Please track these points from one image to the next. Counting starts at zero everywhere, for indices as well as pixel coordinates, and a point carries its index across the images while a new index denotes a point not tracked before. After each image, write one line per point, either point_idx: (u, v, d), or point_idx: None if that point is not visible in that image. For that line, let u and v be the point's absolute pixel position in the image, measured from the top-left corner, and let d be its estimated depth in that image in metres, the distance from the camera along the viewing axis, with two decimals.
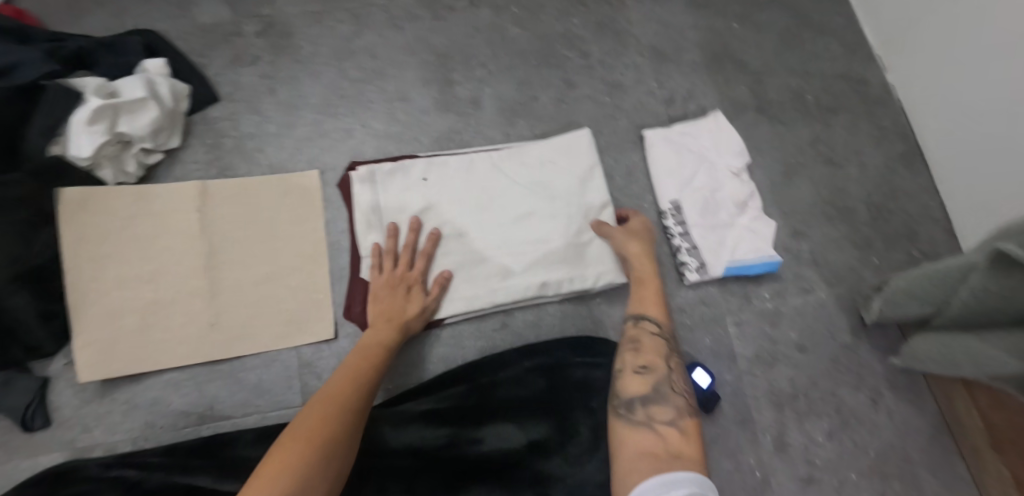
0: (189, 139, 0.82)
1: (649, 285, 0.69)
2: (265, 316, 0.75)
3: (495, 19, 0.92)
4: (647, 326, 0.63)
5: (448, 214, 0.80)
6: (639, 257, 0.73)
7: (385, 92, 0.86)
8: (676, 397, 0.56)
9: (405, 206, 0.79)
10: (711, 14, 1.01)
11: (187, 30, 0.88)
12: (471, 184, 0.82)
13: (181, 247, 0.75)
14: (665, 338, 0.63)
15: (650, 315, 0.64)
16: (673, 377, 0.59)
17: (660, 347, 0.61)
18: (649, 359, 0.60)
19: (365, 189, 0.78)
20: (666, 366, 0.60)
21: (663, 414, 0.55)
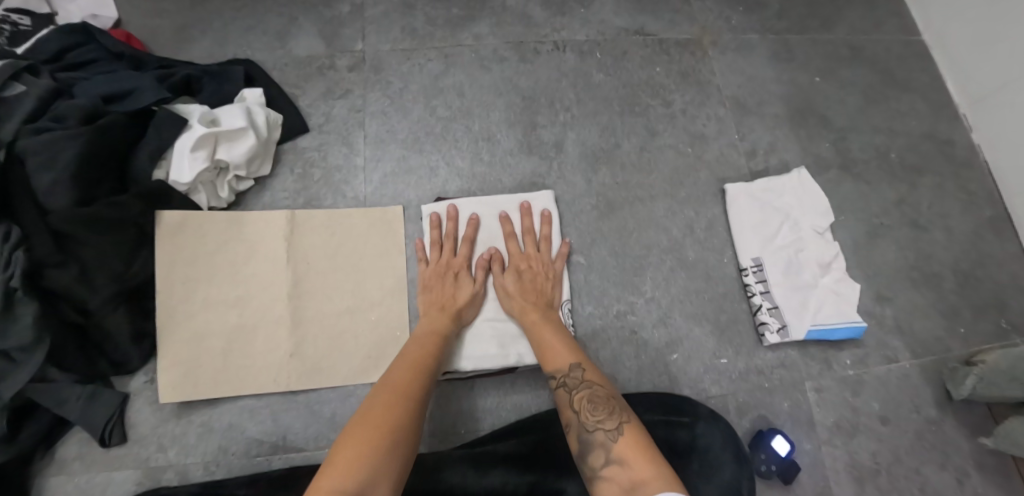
0: (278, 168, 0.84)
1: (545, 339, 0.68)
2: (344, 349, 0.76)
3: (579, 64, 0.94)
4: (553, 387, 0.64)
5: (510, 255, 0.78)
6: (522, 311, 0.72)
7: (471, 132, 0.88)
8: (595, 434, 0.56)
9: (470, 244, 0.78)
10: (794, 67, 1.01)
11: (284, 62, 0.91)
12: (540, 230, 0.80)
13: (269, 274, 0.77)
14: (567, 387, 0.63)
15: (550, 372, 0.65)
16: (584, 414, 0.59)
17: (567, 401, 0.61)
18: (567, 416, 0.61)
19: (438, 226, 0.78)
20: (574, 411, 0.60)
21: (599, 459, 0.54)
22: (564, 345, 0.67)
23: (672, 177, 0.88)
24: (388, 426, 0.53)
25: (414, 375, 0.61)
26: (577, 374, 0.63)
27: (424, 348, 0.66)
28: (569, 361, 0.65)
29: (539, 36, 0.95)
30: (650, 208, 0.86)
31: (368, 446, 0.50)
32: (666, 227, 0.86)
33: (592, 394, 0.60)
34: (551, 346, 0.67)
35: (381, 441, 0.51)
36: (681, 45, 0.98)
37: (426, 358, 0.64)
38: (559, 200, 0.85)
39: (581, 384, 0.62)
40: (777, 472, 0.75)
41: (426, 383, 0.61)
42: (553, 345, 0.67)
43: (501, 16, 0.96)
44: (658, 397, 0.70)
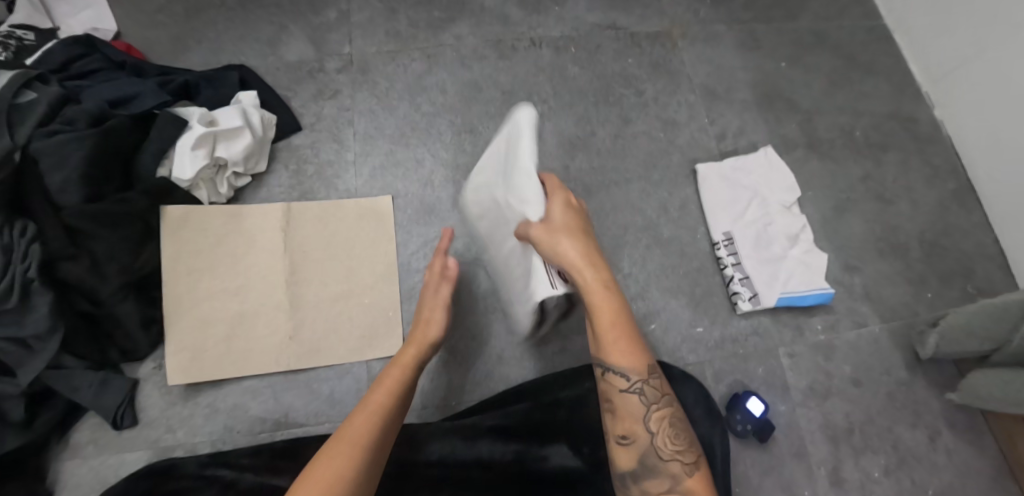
0: (273, 165, 0.89)
1: (602, 311, 0.57)
2: (340, 330, 0.80)
3: (555, 59, 1.00)
4: (620, 387, 0.56)
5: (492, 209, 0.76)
6: (576, 269, 0.58)
7: (455, 126, 0.93)
8: (669, 464, 0.54)
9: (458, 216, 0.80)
10: (760, 55, 1.06)
11: (276, 67, 0.96)
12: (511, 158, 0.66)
13: (267, 263, 0.82)
14: (642, 397, 0.56)
15: (617, 370, 0.56)
16: (659, 438, 0.55)
17: (638, 414, 0.56)
18: (631, 427, 0.56)
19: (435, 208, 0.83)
20: (648, 429, 0.56)
21: (660, 487, 0.54)
22: (622, 331, 0.57)
23: (646, 161, 0.93)
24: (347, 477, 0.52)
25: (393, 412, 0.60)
26: (653, 382, 0.56)
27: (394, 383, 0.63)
28: (645, 367, 0.56)
29: (517, 34, 1.01)
30: (626, 190, 0.91)
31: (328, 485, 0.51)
32: (642, 208, 0.90)
33: (667, 415, 0.56)
34: (618, 336, 0.57)
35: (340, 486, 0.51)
36: (652, 37, 1.04)
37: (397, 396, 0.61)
38: None
39: (659, 398, 0.56)
40: (752, 432, 0.79)
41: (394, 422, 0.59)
42: (619, 333, 0.57)
43: (480, 17, 1.01)
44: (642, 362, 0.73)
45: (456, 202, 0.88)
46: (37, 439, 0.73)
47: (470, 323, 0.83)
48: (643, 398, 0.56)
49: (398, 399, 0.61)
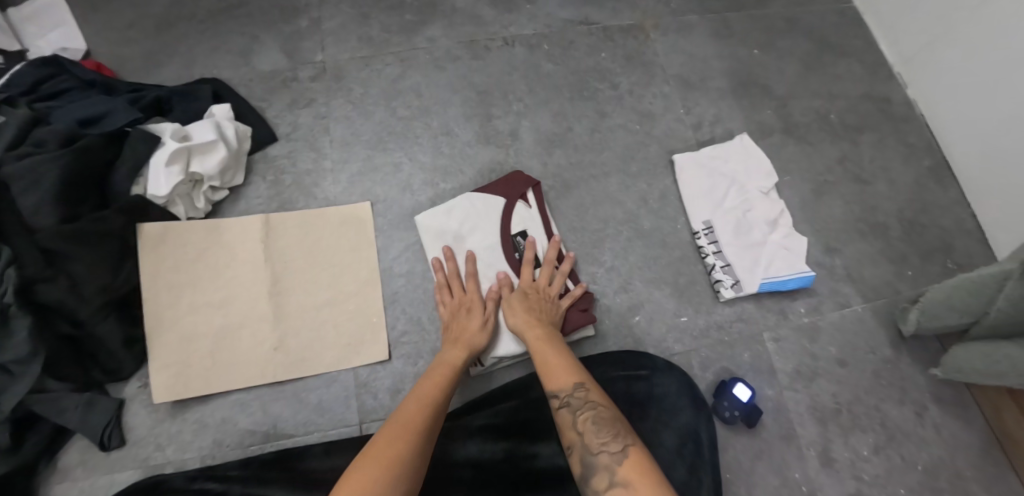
0: (250, 177, 0.89)
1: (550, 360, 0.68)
2: (325, 339, 0.80)
3: (530, 57, 1.00)
4: (553, 407, 0.64)
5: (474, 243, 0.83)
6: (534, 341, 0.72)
7: (431, 128, 0.93)
8: (601, 457, 0.56)
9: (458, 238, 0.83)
10: (733, 43, 1.06)
11: (249, 78, 0.96)
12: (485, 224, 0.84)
13: (249, 275, 0.81)
14: (569, 407, 0.62)
15: (548, 393, 0.65)
16: (588, 436, 0.59)
17: (569, 421, 0.61)
18: (567, 437, 0.61)
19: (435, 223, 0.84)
20: (578, 433, 0.60)
21: (604, 483, 0.55)
22: (563, 365, 0.67)
23: (624, 154, 0.94)
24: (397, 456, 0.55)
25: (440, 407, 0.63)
26: (580, 393, 0.63)
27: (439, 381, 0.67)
28: (571, 381, 0.64)
29: (490, 34, 1.01)
30: (605, 185, 0.91)
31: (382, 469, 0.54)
32: (621, 201, 0.91)
33: (595, 414, 0.60)
34: (551, 367, 0.67)
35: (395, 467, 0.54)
36: (625, 30, 1.04)
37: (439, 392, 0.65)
38: None
39: (585, 404, 0.62)
40: (741, 418, 0.80)
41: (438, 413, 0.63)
42: (554, 365, 0.67)
43: (452, 18, 1.02)
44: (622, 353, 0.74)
45: (436, 204, 0.88)
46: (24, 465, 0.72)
47: None
48: (571, 407, 0.62)
49: (442, 396, 0.65)
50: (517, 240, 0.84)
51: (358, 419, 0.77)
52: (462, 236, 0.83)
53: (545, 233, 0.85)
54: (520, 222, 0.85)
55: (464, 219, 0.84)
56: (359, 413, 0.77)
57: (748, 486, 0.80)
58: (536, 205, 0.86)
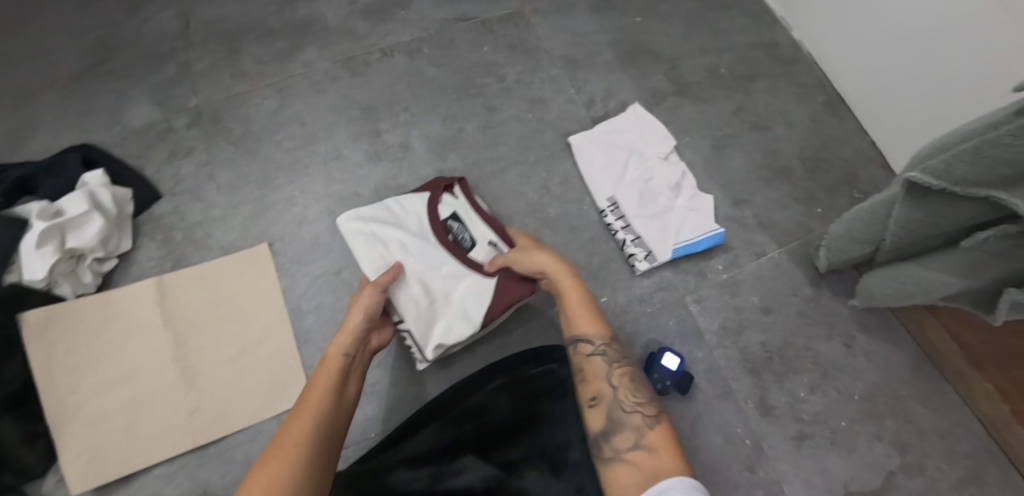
0: (139, 240, 0.85)
1: (580, 301, 0.64)
2: (243, 393, 0.77)
3: (410, 63, 0.97)
4: (585, 352, 0.61)
5: (405, 238, 0.75)
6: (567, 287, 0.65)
7: (319, 154, 0.90)
8: (632, 416, 0.55)
9: (384, 237, 0.75)
10: (614, 14, 1.05)
11: (122, 137, 0.92)
12: (412, 219, 0.77)
13: (150, 343, 0.78)
14: (607, 358, 0.61)
15: (583, 335, 0.61)
16: (623, 393, 0.58)
17: (603, 371, 0.59)
18: (598, 388, 0.59)
19: (359, 230, 0.75)
20: (613, 388, 0.58)
21: (627, 442, 0.53)
22: (590, 311, 0.63)
23: (519, 145, 0.93)
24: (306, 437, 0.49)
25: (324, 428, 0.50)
26: (614, 348, 0.62)
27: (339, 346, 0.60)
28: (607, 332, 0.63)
29: (366, 48, 0.98)
30: (504, 180, 0.90)
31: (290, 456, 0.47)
32: (524, 193, 0.90)
33: (631, 377, 0.60)
34: (584, 310, 0.64)
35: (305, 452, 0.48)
36: (504, 20, 1.03)
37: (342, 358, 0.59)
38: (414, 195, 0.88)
39: (620, 361, 0.61)
40: (673, 386, 0.80)
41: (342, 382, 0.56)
42: (583, 309, 0.63)
43: (326, 38, 0.99)
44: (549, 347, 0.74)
45: (335, 232, 0.85)
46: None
47: None
48: (607, 358, 0.60)
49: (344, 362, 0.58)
50: (448, 224, 0.78)
51: None
52: (390, 227, 0.75)
53: (476, 214, 0.79)
54: (449, 208, 0.79)
55: (388, 212, 0.77)
56: None
57: (693, 451, 0.80)
58: (463, 195, 0.81)
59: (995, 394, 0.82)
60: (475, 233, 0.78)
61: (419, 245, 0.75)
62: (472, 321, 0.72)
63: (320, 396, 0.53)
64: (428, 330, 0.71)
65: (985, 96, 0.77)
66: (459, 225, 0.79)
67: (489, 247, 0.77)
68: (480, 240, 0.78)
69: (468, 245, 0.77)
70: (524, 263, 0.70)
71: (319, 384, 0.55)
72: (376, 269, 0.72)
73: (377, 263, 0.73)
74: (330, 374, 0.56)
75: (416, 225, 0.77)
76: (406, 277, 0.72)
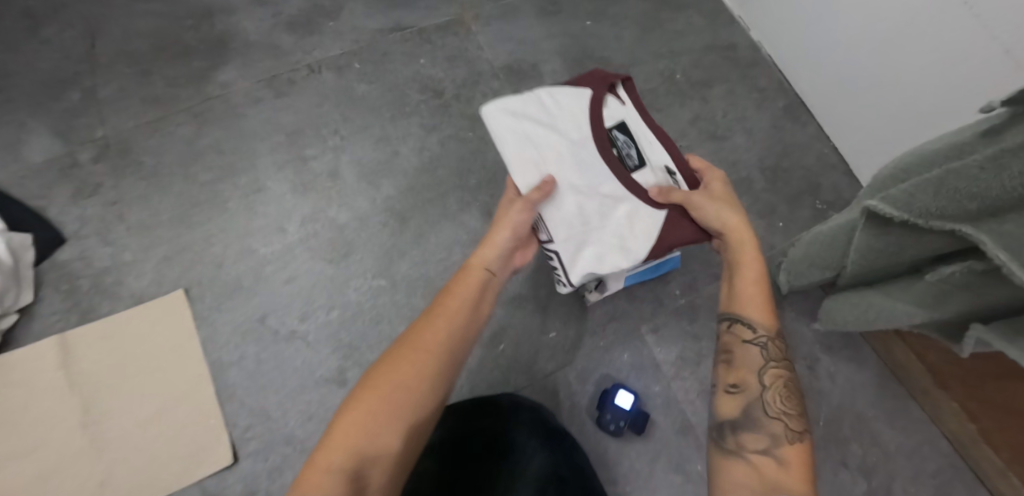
0: (42, 291, 0.77)
1: (752, 282, 0.56)
2: (161, 458, 0.71)
3: (340, 80, 0.90)
4: (741, 336, 0.55)
5: (552, 149, 0.59)
6: (735, 236, 0.56)
7: (240, 187, 0.83)
8: (773, 422, 0.51)
9: (534, 143, 0.59)
10: (562, 18, 0.98)
11: (18, 174, 0.82)
12: (570, 121, 0.60)
13: (56, 408, 0.71)
14: (765, 352, 0.54)
15: (744, 318, 0.55)
16: (771, 393, 0.53)
17: (754, 365, 0.54)
18: (743, 378, 0.54)
19: (511, 129, 0.59)
20: (762, 385, 0.53)
21: (758, 444, 0.50)
22: (761, 297, 0.55)
23: (459, 168, 0.86)
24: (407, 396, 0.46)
25: (427, 390, 0.47)
26: (778, 344, 0.55)
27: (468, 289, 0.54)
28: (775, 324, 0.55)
29: (291, 65, 0.90)
30: (443, 207, 0.83)
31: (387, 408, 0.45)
32: (464, 221, 0.83)
33: (787, 379, 0.54)
34: (759, 293, 0.55)
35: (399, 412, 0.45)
36: (442, 28, 0.95)
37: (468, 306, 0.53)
38: (346, 228, 0.81)
39: (780, 357, 0.54)
40: (627, 426, 0.75)
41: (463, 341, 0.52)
42: (755, 288, 0.55)
43: (247, 55, 0.90)
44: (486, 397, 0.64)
45: (260, 273, 0.78)
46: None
47: (303, 404, 0.74)
48: (765, 353, 0.54)
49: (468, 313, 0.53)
50: (614, 135, 0.60)
51: None
52: (543, 128, 0.59)
53: (648, 127, 0.62)
54: (615, 115, 0.61)
55: (536, 109, 0.60)
56: None
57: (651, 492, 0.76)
58: (630, 100, 0.63)
59: (962, 413, 0.78)
60: (645, 152, 0.61)
61: (580, 154, 0.59)
62: (635, 249, 0.57)
63: (431, 344, 0.49)
64: (580, 254, 0.57)
65: (941, 118, 0.74)
66: (624, 137, 0.61)
67: (663, 168, 0.60)
68: (653, 160, 0.61)
69: (634, 164, 0.60)
70: (695, 212, 0.57)
71: (441, 330, 0.51)
72: (527, 176, 0.58)
73: (526, 165, 0.58)
74: (444, 335, 0.50)
75: (576, 130, 0.60)
76: (558, 191, 0.58)
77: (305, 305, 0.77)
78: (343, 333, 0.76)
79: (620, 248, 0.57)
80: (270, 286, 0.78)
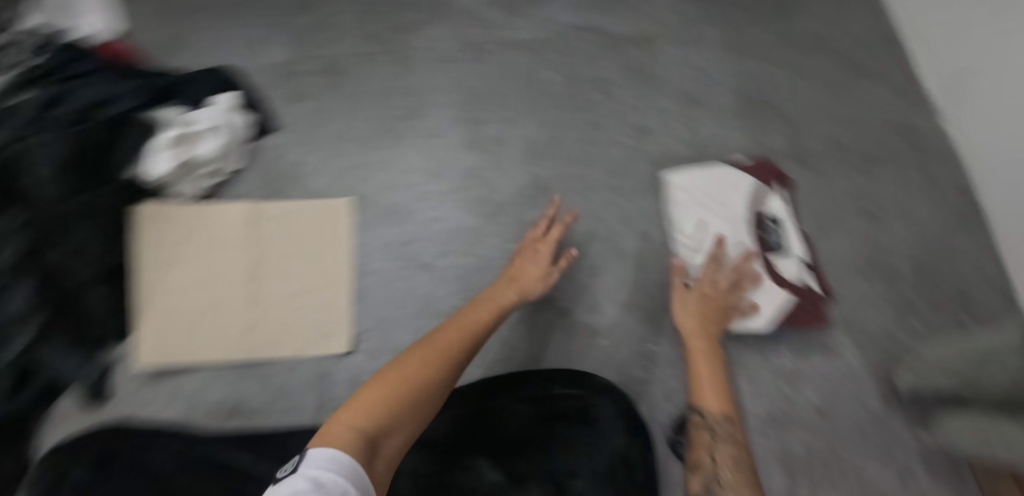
0: (247, 165, 0.93)
1: (709, 378, 0.69)
2: (296, 328, 0.83)
3: (529, 62, 0.99)
4: (698, 422, 0.65)
5: (717, 225, 0.86)
6: (693, 339, 0.74)
7: (421, 129, 0.94)
8: (725, 481, 0.56)
9: (703, 218, 0.87)
10: (749, 58, 1.00)
11: (256, 70, 1.00)
12: (732, 206, 0.88)
13: (233, 259, 0.86)
14: (718, 432, 0.63)
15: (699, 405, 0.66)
16: (722, 466, 0.59)
17: (706, 442, 0.62)
18: (699, 457, 0.61)
19: (687, 202, 0.88)
20: (712, 461, 0.60)
21: None
22: (716, 382, 0.68)
23: (612, 168, 0.92)
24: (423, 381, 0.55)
25: (436, 383, 0.56)
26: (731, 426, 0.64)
27: (475, 320, 0.67)
28: (725, 409, 0.65)
29: (492, 37, 1.01)
30: (587, 199, 0.90)
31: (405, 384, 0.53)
32: (602, 217, 0.89)
33: (737, 456, 0.60)
34: (710, 383, 0.68)
35: (412, 392, 0.53)
36: (633, 39, 1.01)
37: (475, 331, 0.65)
38: (499, 191, 0.90)
39: (728, 437, 0.62)
40: None
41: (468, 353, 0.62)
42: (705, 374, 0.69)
43: (457, 19, 1.02)
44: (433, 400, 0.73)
45: (416, 205, 0.89)
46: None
47: (417, 327, 0.83)
48: (717, 430, 0.63)
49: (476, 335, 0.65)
50: (767, 224, 0.87)
51: (317, 405, 0.80)
52: (715, 208, 0.87)
53: (793, 226, 0.87)
54: (771, 209, 0.88)
55: (716, 192, 0.88)
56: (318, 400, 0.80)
57: None
58: (783, 198, 0.90)
59: None
60: (788, 245, 0.86)
61: (736, 233, 0.86)
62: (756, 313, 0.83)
63: (442, 348, 0.60)
64: None
65: None
66: (774, 228, 0.87)
67: (798, 259, 0.86)
68: (791, 252, 0.86)
69: (776, 248, 0.86)
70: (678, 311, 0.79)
71: (449, 339, 0.62)
72: (693, 249, 0.86)
73: (694, 236, 0.86)
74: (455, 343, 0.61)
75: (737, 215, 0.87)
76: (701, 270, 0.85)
77: (444, 244, 0.87)
78: (467, 279, 0.85)
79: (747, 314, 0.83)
80: (421, 219, 0.88)
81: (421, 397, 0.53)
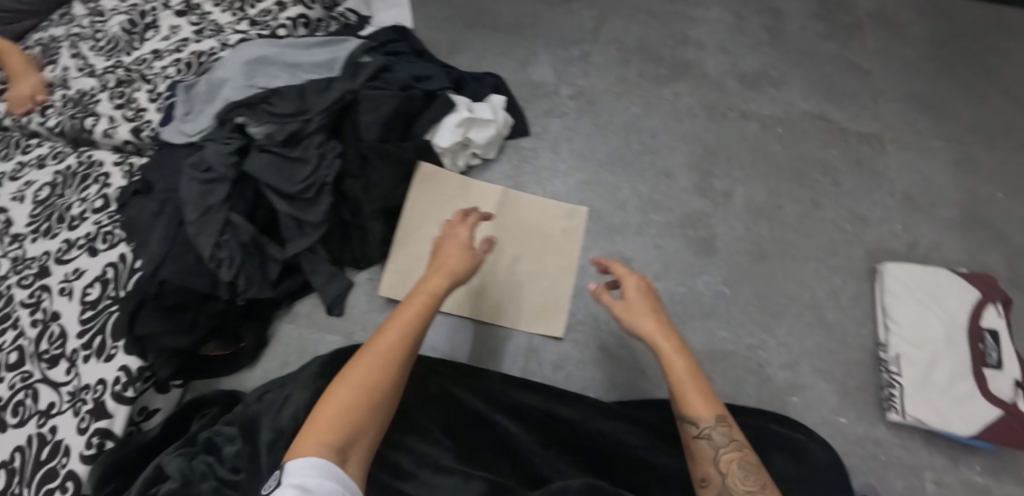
0: (500, 156, 1.08)
1: (689, 386, 0.62)
2: (517, 303, 0.94)
3: (761, 133, 1.09)
4: (691, 434, 0.61)
5: (930, 321, 0.88)
6: (656, 338, 0.66)
7: (656, 166, 1.06)
8: None
9: (916, 310, 0.90)
10: (975, 178, 1.04)
11: (520, 82, 1.17)
12: (950, 308, 0.89)
13: (477, 229, 0.99)
14: (713, 445, 0.60)
15: (691, 418, 0.61)
16: (732, 479, 0.58)
17: (711, 456, 0.60)
18: (706, 470, 0.60)
19: (901, 291, 0.91)
20: (718, 470, 0.59)
21: None
22: (696, 389, 0.62)
23: (827, 246, 0.99)
24: (375, 387, 0.61)
25: (388, 384, 0.62)
26: (727, 431, 0.60)
27: (414, 310, 0.67)
28: (716, 413, 0.61)
29: (730, 105, 1.13)
30: (798, 267, 0.97)
31: (361, 391, 0.60)
32: (810, 287, 0.96)
33: (742, 461, 0.59)
34: (694, 390, 0.62)
35: (364, 400, 0.60)
36: (862, 136, 1.09)
37: (416, 319, 0.67)
38: (718, 238, 0.99)
39: (729, 442, 0.60)
40: None
41: (411, 344, 0.65)
42: (687, 387, 0.62)
43: (701, 82, 1.16)
44: (548, 387, 0.80)
45: (641, 229, 1.00)
46: (196, 358, 0.90)
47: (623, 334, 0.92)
48: (713, 442, 0.60)
49: (417, 323, 0.67)
50: (985, 335, 0.87)
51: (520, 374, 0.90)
52: (930, 304, 0.90)
53: (1012, 345, 0.87)
54: (991, 322, 0.88)
55: (934, 290, 0.91)
56: (522, 369, 0.90)
57: None
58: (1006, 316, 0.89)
59: None
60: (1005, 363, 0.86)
61: (949, 334, 0.87)
62: (960, 419, 0.82)
63: (384, 348, 0.63)
64: (918, 400, 0.84)
65: None
66: (992, 341, 0.87)
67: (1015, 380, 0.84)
68: (1006, 370, 0.85)
69: (991, 362, 0.86)
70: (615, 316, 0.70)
71: (392, 331, 0.65)
72: (899, 336, 0.88)
73: (903, 325, 0.89)
74: (395, 341, 0.64)
75: (953, 318, 0.89)
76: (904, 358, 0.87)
77: (659, 270, 0.97)
78: (676, 305, 0.94)
79: (951, 415, 0.82)
80: (643, 242, 0.99)
81: (376, 403, 0.60)
